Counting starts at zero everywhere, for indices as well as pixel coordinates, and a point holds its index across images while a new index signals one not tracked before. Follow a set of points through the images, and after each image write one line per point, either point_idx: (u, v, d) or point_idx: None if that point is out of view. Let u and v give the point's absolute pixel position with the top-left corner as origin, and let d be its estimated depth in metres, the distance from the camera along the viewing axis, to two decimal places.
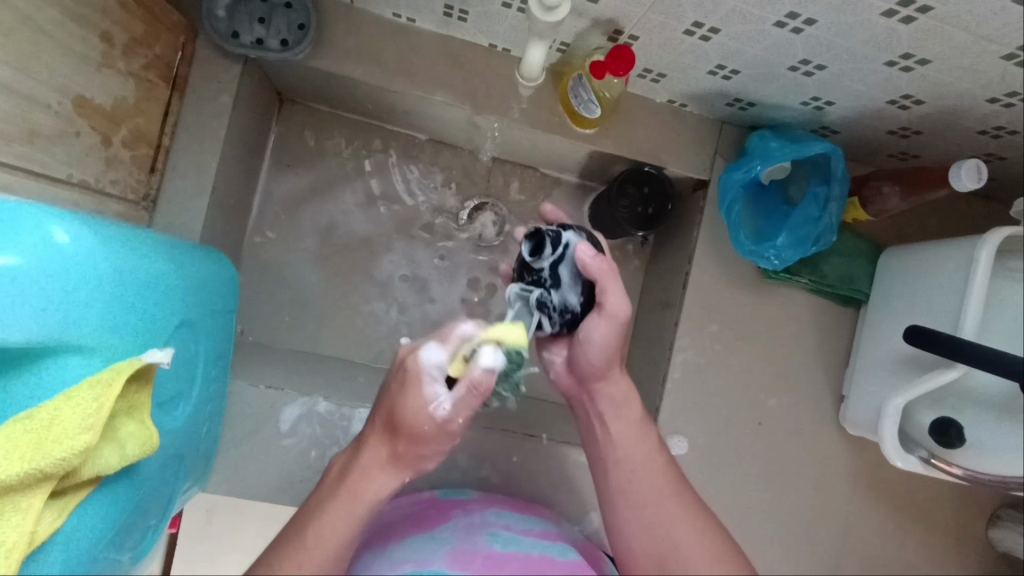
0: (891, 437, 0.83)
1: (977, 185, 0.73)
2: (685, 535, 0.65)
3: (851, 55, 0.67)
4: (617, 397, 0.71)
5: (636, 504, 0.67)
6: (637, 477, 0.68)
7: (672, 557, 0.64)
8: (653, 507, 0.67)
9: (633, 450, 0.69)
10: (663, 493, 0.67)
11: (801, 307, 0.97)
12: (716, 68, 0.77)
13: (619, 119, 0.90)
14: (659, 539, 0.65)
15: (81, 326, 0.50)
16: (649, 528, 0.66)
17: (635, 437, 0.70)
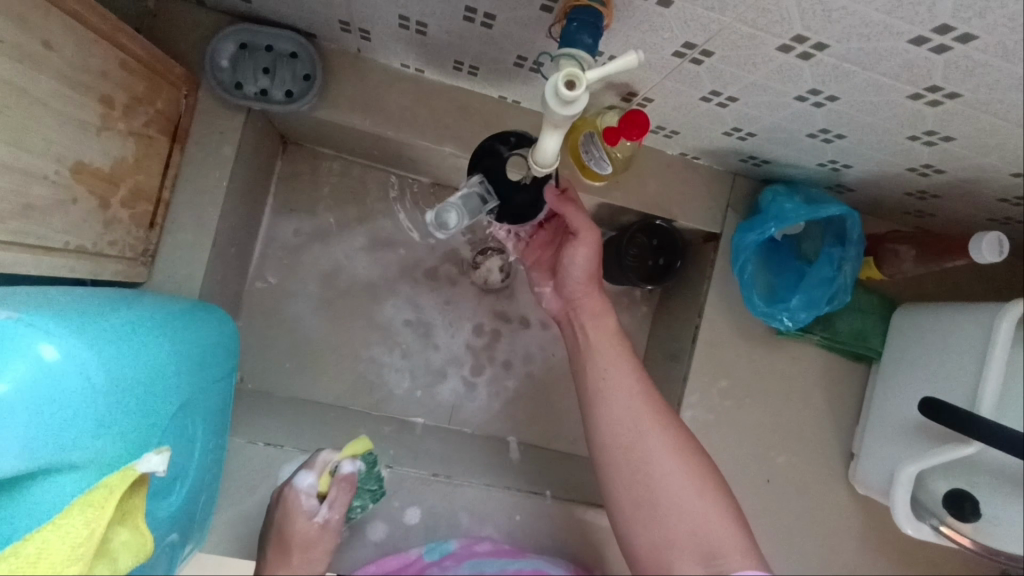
0: (903, 505, 0.80)
1: (998, 258, 0.71)
2: (659, 444, 0.68)
3: (874, 128, 0.65)
4: (595, 310, 0.76)
5: (616, 397, 0.71)
6: (614, 377, 0.72)
7: (643, 448, 0.68)
8: (629, 397, 0.71)
9: (616, 361, 0.73)
10: (638, 396, 0.71)
11: (811, 363, 0.95)
12: (731, 130, 0.75)
13: (630, 172, 0.88)
14: (632, 433, 0.69)
15: (75, 444, 0.47)
16: (626, 430, 0.69)
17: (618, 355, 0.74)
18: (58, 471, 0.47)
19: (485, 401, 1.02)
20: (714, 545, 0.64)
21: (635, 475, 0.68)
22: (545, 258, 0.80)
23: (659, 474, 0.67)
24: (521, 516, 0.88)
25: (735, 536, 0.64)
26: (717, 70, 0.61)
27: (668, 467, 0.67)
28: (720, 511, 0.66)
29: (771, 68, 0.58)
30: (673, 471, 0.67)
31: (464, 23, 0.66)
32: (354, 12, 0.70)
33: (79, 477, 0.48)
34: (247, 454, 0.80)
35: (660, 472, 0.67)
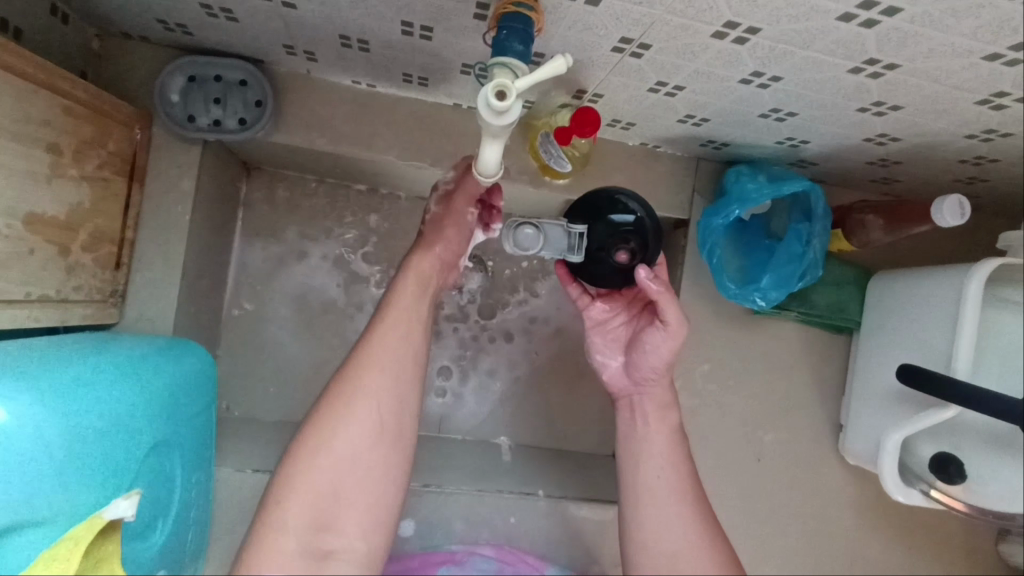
0: (891, 474, 0.80)
1: (961, 220, 0.71)
2: (699, 563, 0.68)
3: (822, 104, 0.65)
4: (661, 401, 0.76)
5: (665, 511, 0.71)
6: (663, 496, 0.71)
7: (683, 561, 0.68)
8: (673, 509, 0.71)
9: (665, 471, 0.73)
10: (686, 509, 0.71)
11: (791, 339, 0.95)
12: (685, 117, 0.75)
13: (593, 167, 0.88)
14: (675, 545, 0.69)
15: (37, 502, 0.48)
16: (666, 544, 0.69)
17: (666, 466, 0.73)
18: (24, 524, 0.49)
19: (473, 406, 1.02)
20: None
21: None
22: (618, 327, 0.79)
23: None
24: (516, 518, 0.88)
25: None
26: (658, 62, 0.61)
27: None
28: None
29: (710, 55, 0.58)
30: None
31: (405, 37, 0.66)
32: (295, 35, 0.70)
33: (48, 530, 0.50)
34: (236, 482, 0.80)
35: None
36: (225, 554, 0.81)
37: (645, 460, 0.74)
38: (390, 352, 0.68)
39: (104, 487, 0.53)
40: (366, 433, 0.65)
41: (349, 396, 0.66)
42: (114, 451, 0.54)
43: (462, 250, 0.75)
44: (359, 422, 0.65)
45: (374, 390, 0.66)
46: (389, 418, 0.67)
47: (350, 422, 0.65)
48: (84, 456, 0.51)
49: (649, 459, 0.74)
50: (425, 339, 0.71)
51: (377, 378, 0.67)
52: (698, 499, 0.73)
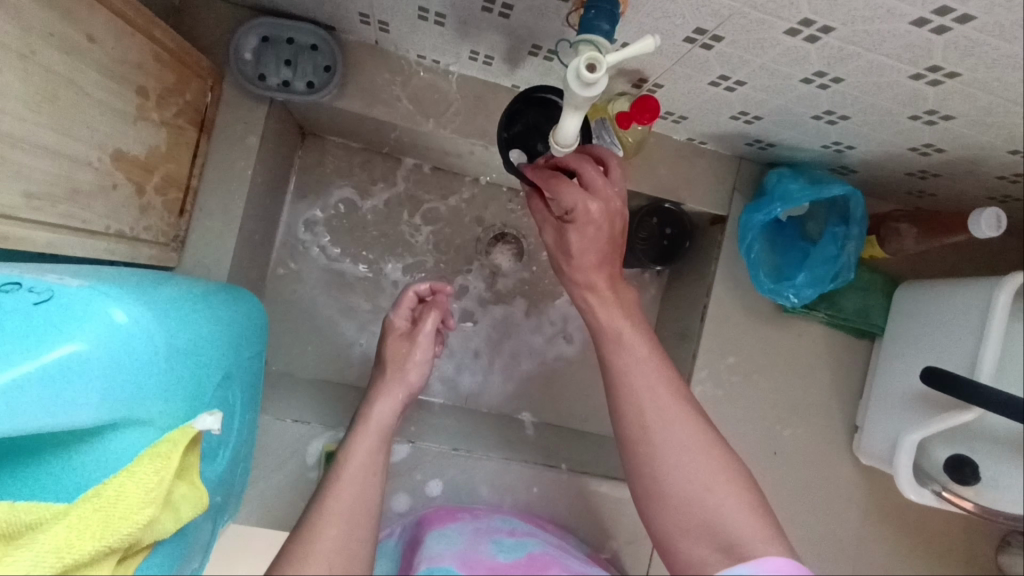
0: (906, 473, 0.83)
1: (996, 232, 0.74)
2: (687, 451, 0.61)
3: (876, 109, 0.68)
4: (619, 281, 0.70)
5: (633, 390, 0.65)
6: (644, 387, 0.64)
7: (658, 434, 0.62)
8: (649, 381, 0.65)
9: (641, 366, 0.65)
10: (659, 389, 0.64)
11: (815, 340, 0.98)
12: (739, 114, 0.78)
13: (639, 157, 0.91)
14: (652, 416, 0.63)
15: (142, 399, 0.49)
16: (643, 409, 0.64)
17: (645, 354, 0.66)
18: (126, 425, 0.50)
19: (500, 381, 1.05)
20: (736, 543, 0.57)
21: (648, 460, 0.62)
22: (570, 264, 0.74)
23: (670, 466, 0.61)
24: (539, 488, 0.91)
25: (768, 544, 0.56)
26: (725, 55, 0.64)
27: (683, 454, 0.61)
28: (745, 506, 0.59)
29: (778, 51, 0.61)
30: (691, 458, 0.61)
31: (482, 13, 0.69)
32: (374, 4, 0.73)
33: (145, 434, 0.51)
34: (276, 430, 0.83)
35: (671, 456, 0.61)
36: (261, 497, 0.84)
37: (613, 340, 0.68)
38: (364, 485, 0.63)
39: (191, 400, 0.54)
40: (332, 559, 0.56)
41: (321, 521, 0.59)
42: (197, 370, 0.55)
43: (415, 358, 0.79)
44: (332, 532, 0.58)
45: (345, 497, 0.61)
46: (354, 515, 0.60)
47: (328, 535, 0.57)
48: (177, 368, 0.52)
49: (625, 355, 0.66)
50: (382, 446, 0.69)
51: (353, 481, 0.63)
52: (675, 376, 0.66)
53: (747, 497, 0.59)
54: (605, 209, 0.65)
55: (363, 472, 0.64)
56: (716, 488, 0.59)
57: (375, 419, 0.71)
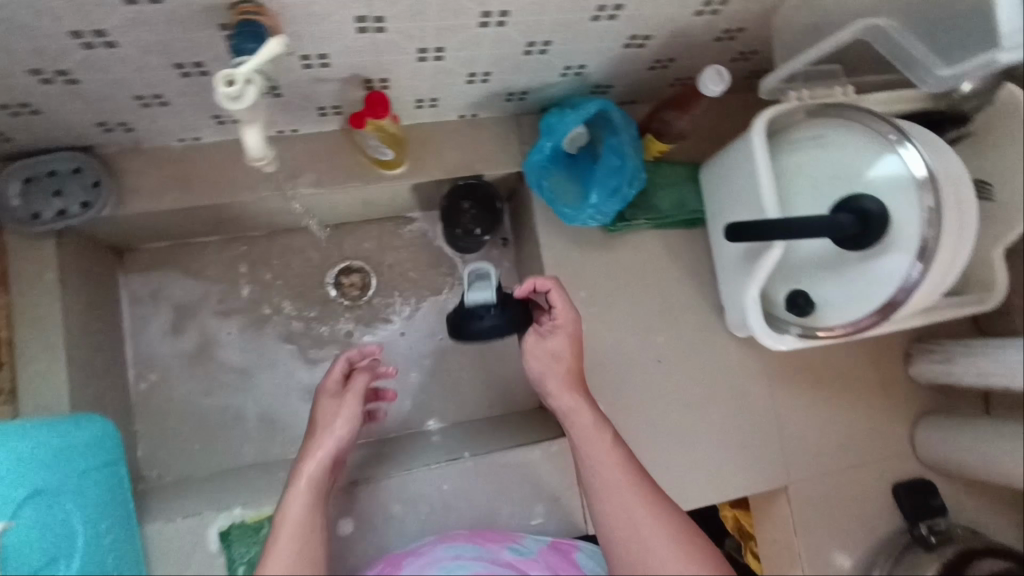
0: (763, 327, 0.85)
1: (723, 87, 0.80)
2: (655, 536, 0.68)
3: (560, 24, 0.74)
4: (579, 412, 0.80)
5: (600, 464, 0.75)
6: (624, 483, 0.73)
7: (620, 496, 0.72)
8: (607, 451, 0.76)
9: (614, 470, 0.74)
10: (615, 456, 0.76)
11: (653, 245, 1.02)
12: (470, 77, 0.84)
13: (422, 149, 0.96)
14: (610, 486, 0.73)
15: None
16: (610, 472, 0.74)
17: (620, 458, 0.75)
18: None
19: (395, 403, 1.06)
20: None
21: (621, 517, 0.70)
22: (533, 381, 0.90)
23: (630, 519, 0.70)
24: (450, 484, 0.91)
25: None
26: (402, 30, 0.70)
27: (636, 509, 0.70)
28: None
29: (436, 10, 0.67)
30: (641, 509, 0.70)
31: (188, 79, 0.74)
32: (100, 109, 0.77)
33: None
34: (169, 533, 0.83)
35: (629, 515, 0.70)
36: None
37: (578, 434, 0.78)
38: (305, 506, 0.69)
39: None
40: None
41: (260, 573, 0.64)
42: None
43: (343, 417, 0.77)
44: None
45: (286, 544, 0.66)
46: (302, 560, 0.65)
47: None
48: None
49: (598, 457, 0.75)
50: (319, 500, 0.71)
51: (297, 520, 0.68)
52: (622, 448, 0.77)
53: (696, 558, 0.67)
54: (568, 338, 0.84)
55: (307, 520, 0.68)
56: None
57: (306, 480, 0.71)
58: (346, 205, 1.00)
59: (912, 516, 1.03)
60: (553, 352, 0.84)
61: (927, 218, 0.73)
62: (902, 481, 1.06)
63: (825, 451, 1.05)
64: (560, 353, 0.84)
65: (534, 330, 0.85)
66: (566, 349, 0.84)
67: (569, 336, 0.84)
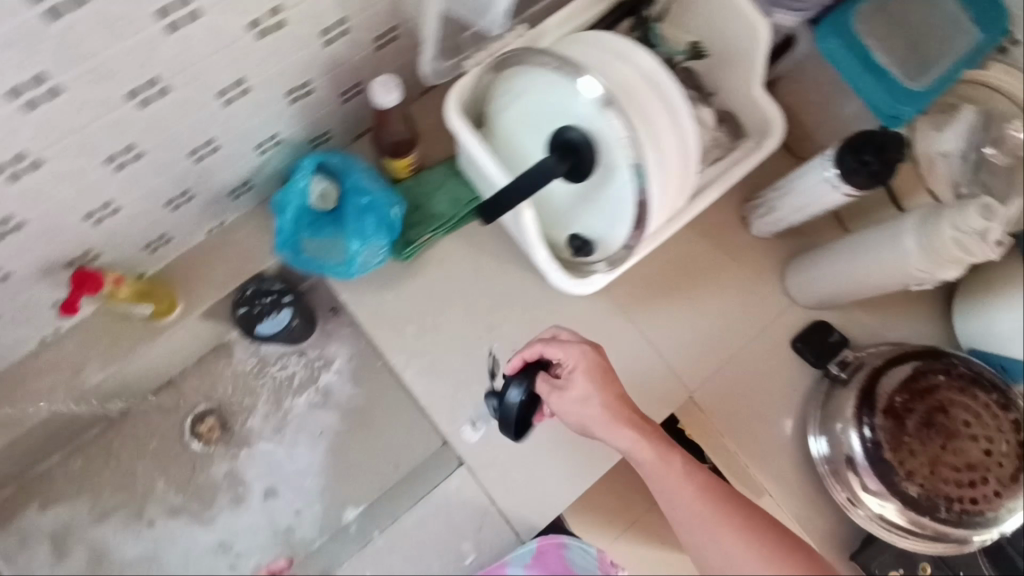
0: (563, 280, 0.84)
1: (395, 94, 0.77)
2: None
3: (200, 123, 0.72)
4: (620, 434, 0.76)
5: (661, 481, 0.74)
6: (717, 524, 0.72)
7: (711, 531, 0.72)
8: (666, 467, 0.74)
9: (681, 487, 0.73)
10: (676, 472, 0.74)
11: (452, 248, 1.00)
12: (171, 203, 0.82)
13: (188, 280, 0.94)
14: (699, 522, 0.72)
15: None
16: (687, 497, 0.73)
17: (681, 468, 0.74)
18: None
19: (305, 512, 1.04)
20: None
21: (713, 546, 0.72)
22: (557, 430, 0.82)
23: (728, 560, 0.71)
24: None
25: None
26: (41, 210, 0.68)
27: (729, 547, 0.71)
28: None
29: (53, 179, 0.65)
30: (743, 553, 0.70)
31: None
32: None
33: None
34: None
35: (726, 549, 0.71)
36: None
37: (636, 458, 0.76)
38: None
39: None
40: None
41: None
42: None
43: None
44: None
45: None
46: None
47: None
48: None
49: (664, 478, 0.74)
50: None
51: None
52: (677, 451, 0.76)
53: None
54: (588, 374, 0.76)
55: None
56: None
57: None
58: (154, 364, 0.98)
59: (820, 361, 1.02)
60: (575, 401, 0.76)
61: (629, 131, 0.71)
62: (798, 331, 1.04)
63: (710, 349, 1.03)
64: (588, 399, 0.76)
65: (552, 388, 0.77)
66: (590, 386, 0.76)
67: (590, 371, 0.76)
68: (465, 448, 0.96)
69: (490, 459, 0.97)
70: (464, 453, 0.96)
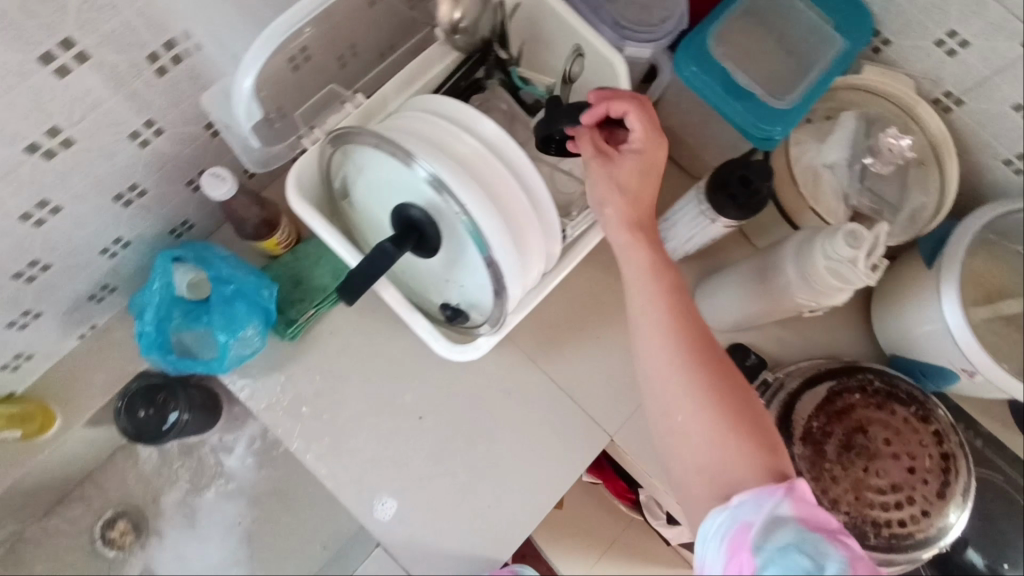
0: (446, 349, 0.79)
1: (229, 183, 0.75)
2: (688, 400, 0.67)
3: (10, 246, 0.70)
4: (623, 202, 0.71)
5: (635, 291, 0.71)
6: (665, 344, 0.69)
7: (653, 337, 0.70)
8: (644, 291, 0.70)
9: (656, 332, 0.69)
10: (651, 287, 0.70)
11: (343, 318, 0.96)
12: (15, 323, 0.80)
13: (59, 393, 0.89)
14: (660, 327, 0.69)
15: None
16: (645, 328, 0.70)
17: (655, 291, 0.70)
18: None
19: None
20: (719, 471, 0.65)
21: (652, 378, 0.70)
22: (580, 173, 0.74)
23: (653, 375, 0.70)
24: None
25: (775, 463, 0.64)
26: None
27: (657, 373, 0.69)
28: (747, 453, 0.65)
29: None
30: (666, 376, 0.68)
31: None
32: None
33: None
34: None
35: (656, 375, 0.69)
36: None
37: (629, 266, 0.72)
38: None
39: None
40: None
41: None
42: None
43: None
44: None
45: None
46: None
47: None
48: None
49: (633, 285, 0.71)
50: None
51: None
52: (670, 275, 0.71)
53: (749, 448, 0.65)
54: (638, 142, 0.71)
55: None
56: (753, 496, 0.61)
57: None
58: (40, 482, 0.93)
59: None
60: (610, 175, 0.70)
61: (468, 207, 0.67)
62: None
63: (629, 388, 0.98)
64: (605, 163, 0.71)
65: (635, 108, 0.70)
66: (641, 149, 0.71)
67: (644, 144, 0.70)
68: (380, 529, 0.91)
69: (405, 538, 0.91)
70: (380, 534, 0.91)
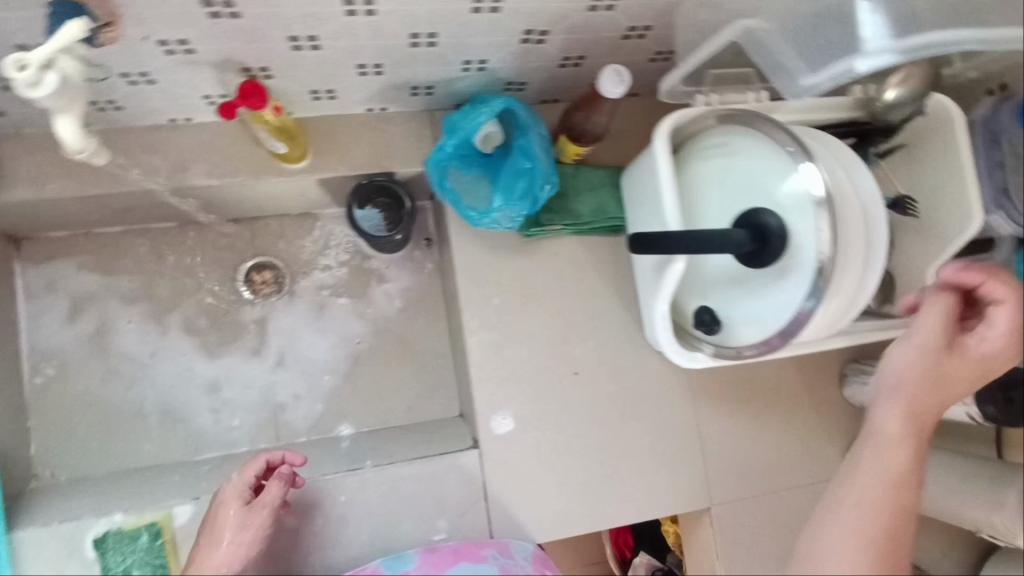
0: (668, 342, 0.81)
1: (623, 88, 0.77)
2: (875, 492, 0.64)
3: (440, 16, 0.72)
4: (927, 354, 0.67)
5: (896, 370, 0.69)
6: (889, 430, 0.66)
7: (883, 419, 0.67)
8: (910, 370, 0.67)
9: (890, 419, 0.67)
10: (916, 375, 0.67)
11: (574, 250, 0.98)
12: (360, 67, 0.81)
13: (325, 142, 0.91)
14: (898, 413, 0.67)
15: None
16: (885, 406, 0.68)
17: (916, 381, 0.67)
18: None
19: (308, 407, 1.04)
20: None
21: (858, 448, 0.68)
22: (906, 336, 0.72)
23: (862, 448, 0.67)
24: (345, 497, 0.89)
25: None
26: (261, 16, 0.68)
27: (866, 450, 0.66)
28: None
29: None
30: (871, 457, 0.66)
31: None
32: None
33: None
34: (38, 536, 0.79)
35: (863, 451, 0.67)
36: None
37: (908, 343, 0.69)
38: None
39: None
40: None
41: None
42: None
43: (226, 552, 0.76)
44: None
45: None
46: None
47: None
48: None
49: (898, 363, 0.69)
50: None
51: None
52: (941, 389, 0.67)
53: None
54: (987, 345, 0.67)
55: None
56: None
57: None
58: (252, 199, 0.96)
59: None
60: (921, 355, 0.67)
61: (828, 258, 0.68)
62: None
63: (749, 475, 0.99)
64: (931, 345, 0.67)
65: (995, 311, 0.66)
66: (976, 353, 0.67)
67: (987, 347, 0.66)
68: (488, 437, 0.94)
69: (501, 458, 0.93)
70: (485, 440, 0.94)
